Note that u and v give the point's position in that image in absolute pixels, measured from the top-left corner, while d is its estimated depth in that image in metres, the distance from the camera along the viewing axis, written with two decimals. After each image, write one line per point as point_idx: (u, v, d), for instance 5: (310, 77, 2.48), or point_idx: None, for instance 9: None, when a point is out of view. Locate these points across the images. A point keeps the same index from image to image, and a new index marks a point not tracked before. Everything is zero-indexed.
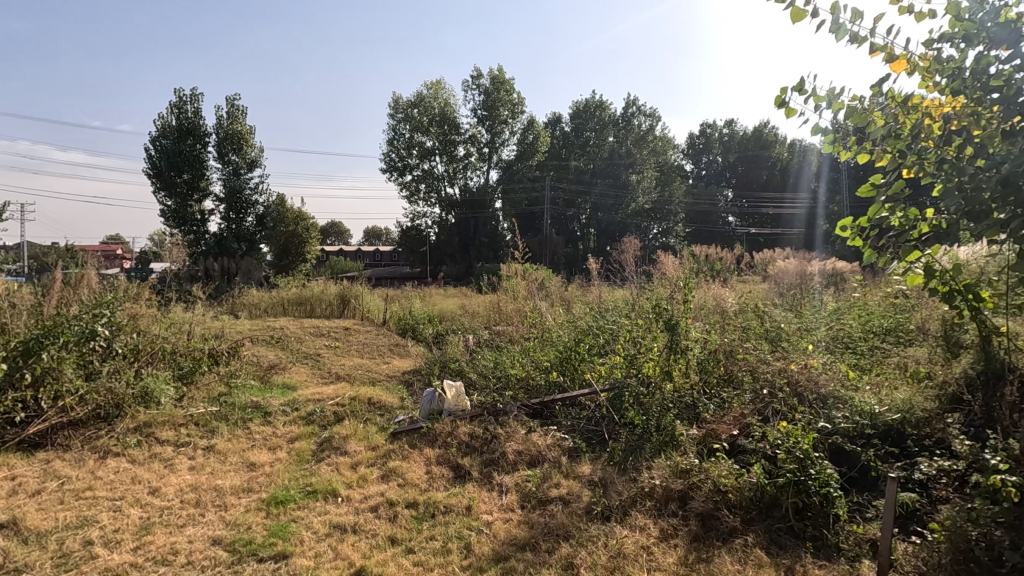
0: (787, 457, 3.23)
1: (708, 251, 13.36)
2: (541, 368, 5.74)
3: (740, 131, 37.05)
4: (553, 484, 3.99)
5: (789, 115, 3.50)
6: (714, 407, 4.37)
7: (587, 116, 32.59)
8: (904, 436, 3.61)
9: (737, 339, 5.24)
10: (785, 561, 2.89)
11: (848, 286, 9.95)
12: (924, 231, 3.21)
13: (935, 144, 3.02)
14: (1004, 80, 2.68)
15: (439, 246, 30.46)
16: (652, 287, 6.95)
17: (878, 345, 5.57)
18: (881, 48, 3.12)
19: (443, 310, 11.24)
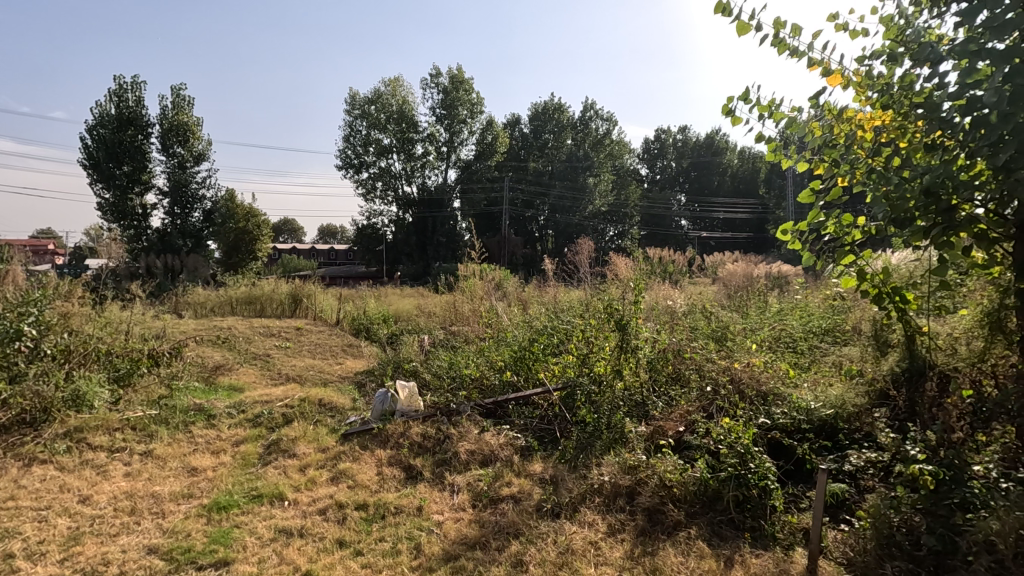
0: (729, 452, 3.40)
1: (661, 253, 13.70)
2: (496, 367, 5.76)
3: (693, 138, 38.19)
4: (504, 483, 4.01)
5: (735, 123, 3.68)
6: (663, 404, 4.50)
7: (546, 117, 32.85)
8: (837, 430, 3.82)
9: (686, 339, 5.40)
10: (726, 552, 3.00)
11: (790, 288, 10.42)
12: (856, 237, 3.42)
13: (866, 155, 3.22)
14: (926, 97, 2.89)
15: (396, 246, 30.10)
16: (606, 288, 7.10)
17: (815, 344, 5.86)
18: (819, 62, 3.32)
19: (399, 310, 11.10)
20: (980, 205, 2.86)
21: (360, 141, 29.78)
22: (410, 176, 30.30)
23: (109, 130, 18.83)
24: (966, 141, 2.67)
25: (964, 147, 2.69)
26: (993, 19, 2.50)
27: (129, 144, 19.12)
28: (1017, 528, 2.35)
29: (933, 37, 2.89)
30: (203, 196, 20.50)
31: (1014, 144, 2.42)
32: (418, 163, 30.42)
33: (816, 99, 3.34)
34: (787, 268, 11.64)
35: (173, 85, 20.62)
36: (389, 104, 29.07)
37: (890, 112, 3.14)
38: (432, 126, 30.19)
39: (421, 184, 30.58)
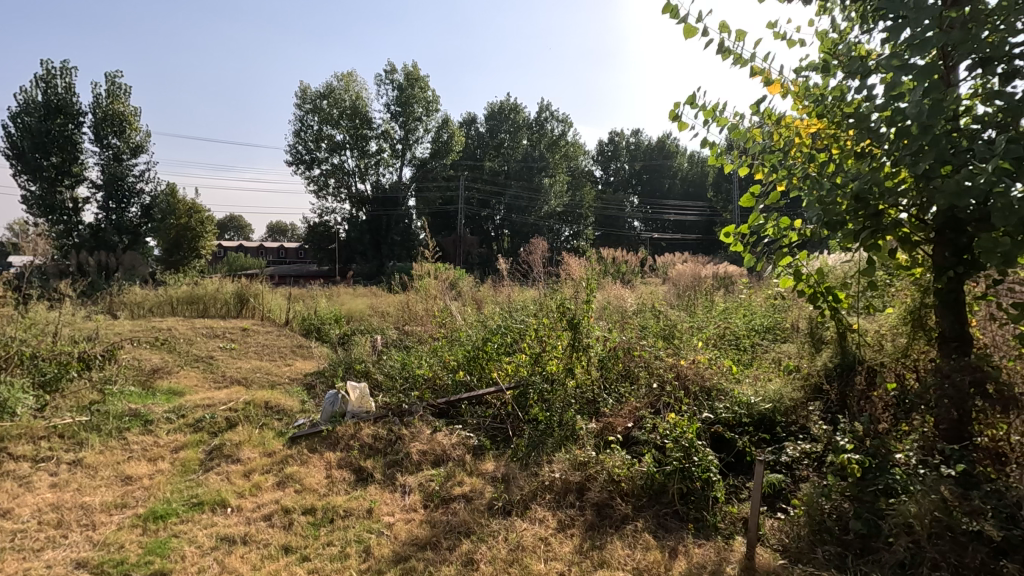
0: (674, 446, 3.55)
1: (614, 253, 13.93)
2: (449, 367, 5.74)
3: (646, 141, 39.12)
4: (456, 483, 4.00)
5: (682, 127, 3.81)
6: (613, 401, 4.60)
7: (502, 117, 33.27)
8: (775, 423, 4.02)
9: (636, 337, 5.53)
10: (670, 543, 3.10)
11: (735, 288, 10.82)
12: (793, 239, 3.62)
13: (802, 161, 3.39)
14: (856, 107, 3.08)
15: (349, 243, 29.70)
16: (559, 288, 7.18)
17: (757, 342, 6.13)
18: (760, 71, 3.47)
19: (352, 309, 10.88)
20: (903, 210, 3.07)
21: (311, 136, 29.01)
22: (364, 174, 29.74)
23: (35, 118, 17.62)
24: (891, 150, 2.86)
25: (889, 155, 2.88)
26: (915, 37, 2.69)
27: (58, 133, 17.93)
28: (933, 510, 2.55)
29: (863, 51, 3.08)
30: (141, 190, 19.42)
31: (932, 154, 2.61)
32: (372, 160, 29.86)
33: (758, 107, 3.50)
34: (733, 268, 12.08)
35: (107, 72, 19.44)
36: (342, 100, 28.42)
37: (824, 120, 3.32)
38: (386, 122, 29.71)
39: (375, 182, 30.05)
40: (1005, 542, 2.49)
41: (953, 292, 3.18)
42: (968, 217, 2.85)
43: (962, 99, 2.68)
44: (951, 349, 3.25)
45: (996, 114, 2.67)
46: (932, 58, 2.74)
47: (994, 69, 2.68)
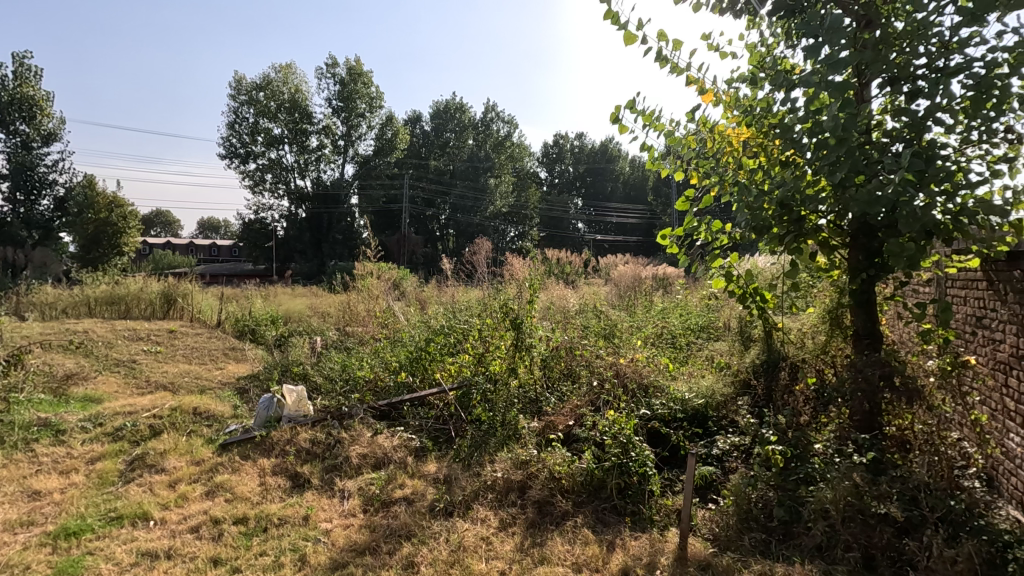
0: (613, 443, 3.67)
1: (558, 253, 14.12)
2: (391, 368, 5.64)
3: (589, 144, 39.94)
4: (397, 485, 3.94)
5: (622, 131, 3.92)
6: (555, 400, 4.67)
7: (448, 116, 33.23)
8: (707, 417, 4.21)
9: (577, 337, 5.63)
10: (608, 537, 3.18)
11: (673, 290, 11.21)
12: (724, 242, 3.81)
13: (733, 167, 3.57)
14: (780, 119, 3.28)
15: (288, 241, 28.74)
16: (503, 288, 7.21)
17: (692, 341, 6.39)
18: (695, 79, 3.63)
19: (290, 310, 10.49)
20: (823, 217, 3.30)
21: (246, 129, 27.77)
22: (303, 170, 28.76)
23: None
24: (811, 160, 3.07)
25: (810, 165, 3.08)
26: (832, 55, 2.88)
27: None
28: (846, 495, 2.75)
29: (788, 66, 3.27)
30: (55, 182, 18.09)
31: (847, 164, 2.82)
32: (312, 156, 28.91)
33: (692, 115, 3.66)
34: (672, 269, 12.52)
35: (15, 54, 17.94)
36: (280, 92, 27.38)
37: (753, 130, 3.51)
38: (327, 117, 28.83)
39: (315, 178, 29.12)
40: (907, 522, 2.71)
41: (866, 293, 3.44)
42: (878, 224, 3.10)
43: (874, 114, 2.90)
44: (864, 345, 3.51)
45: (902, 129, 2.91)
46: (847, 76, 2.95)
47: (901, 87, 2.92)
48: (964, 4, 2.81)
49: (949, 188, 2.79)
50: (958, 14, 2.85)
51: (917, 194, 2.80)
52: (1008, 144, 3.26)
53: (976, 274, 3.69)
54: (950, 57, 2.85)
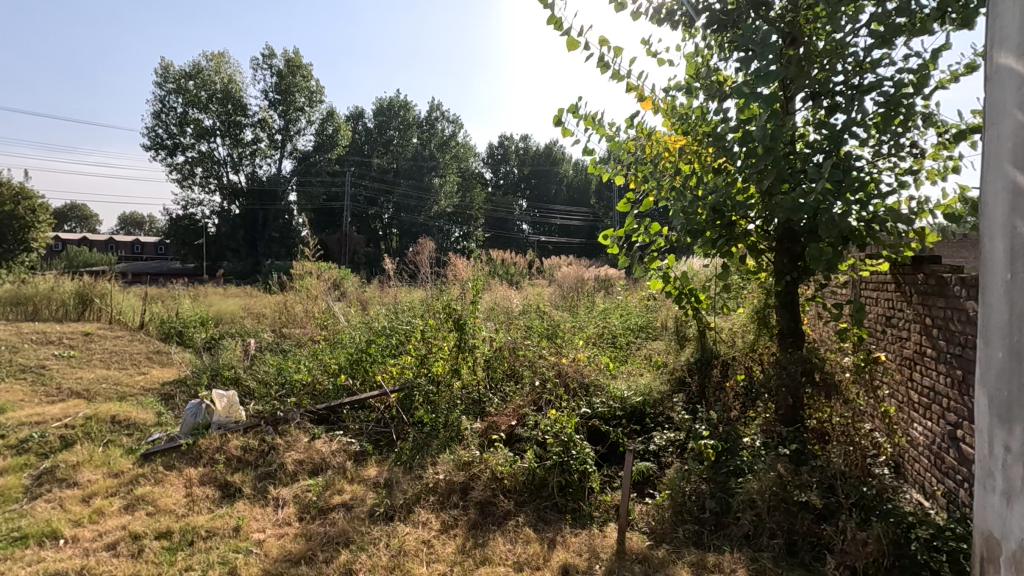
0: (555, 442, 3.74)
1: (503, 254, 14.14)
2: (330, 371, 5.47)
3: (534, 147, 40.33)
4: (335, 491, 3.83)
5: (565, 134, 3.99)
6: (498, 400, 4.69)
7: (391, 113, 32.64)
8: (645, 414, 4.36)
9: (521, 337, 5.67)
10: (549, 535, 3.22)
11: (614, 290, 11.49)
12: (662, 244, 3.95)
13: (669, 173, 3.72)
14: (712, 128, 3.43)
15: (220, 238, 27.33)
16: (446, 288, 7.15)
17: (632, 340, 6.59)
18: (634, 86, 3.74)
19: (221, 311, 9.97)
20: (752, 222, 3.49)
21: (174, 119, 26.21)
22: (237, 164, 27.45)
23: None
24: (741, 169, 3.23)
25: (740, 173, 3.25)
26: (761, 69, 3.05)
27: None
28: (771, 485, 2.92)
29: (721, 78, 3.44)
30: None
31: (773, 172, 2.99)
32: (246, 150, 27.64)
33: (632, 121, 3.77)
34: (613, 271, 12.80)
35: None
36: (212, 82, 26.02)
37: (689, 138, 3.67)
38: (263, 110, 27.65)
39: (250, 173, 27.85)
40: (826, 508, 2.89)
41: (790, 294, 3.67)
42: (800, 230, 3.31)
43: (797, 126, 3.09)
44: (788, 344, 3.74)
45: (823, 141, 3.12)
46: (774, 90, 3.13)
47: (821, 102, 3.13)
48: (876, 28, 3.04)
49: (863, 198, 3.02)
50: (871, 36, 3.07)
51: (834, 202, 3.01)
52: (913, 158, 3.56)
53: (886, 277, 4.00)
54: (864, 76, 3.08)
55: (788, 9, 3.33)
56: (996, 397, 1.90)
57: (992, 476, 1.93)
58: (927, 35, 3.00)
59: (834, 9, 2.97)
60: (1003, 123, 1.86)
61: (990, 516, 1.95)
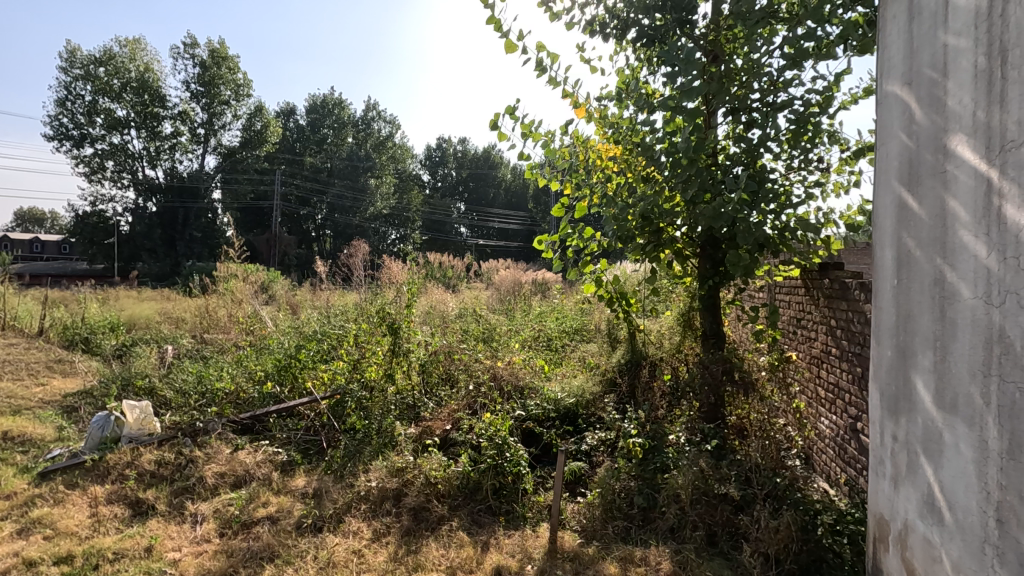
0: (489, 445, 3.76)
1: (441, 256, 14.02)
2: (255, 378, 5.19)
3: (472, 150, 40.35)
4: (260, 504, 3.66)
5: (501, 138, 4.04)
6: (433, 405, 4.64)
7: (325, 111, 31.66)
8: (577, 415, 4.46)
9: (457, 341, 5.64)
10: (482, 538, 3.23)
11: (551, 294, 11.66)
12: (595, 249, 4.08)
13: (601, 180, 3.84)
14: (640, 138, 3.58)
15: (134, 237, 25.44)
16: (381, 291, 7.01)
17: (566, 343, 6.71)
18: (569, 94, 3.84)
19: (135, 316, 9.27)
20: (678, 229, 3.66)
21: (81, 108, 24.17)
22: (154, 158, 25.69)
23: None
24: (667, 179, 3.39)
25: (666, 183, 3.42)
26: (685, 83, 3.22)
27: None
28: (693, 480, 3.09)
29: (650, 91, 3.60)
30: None
31: (696, 183, 3.18)
32: (164, 144, 25.90)
33: (567, 128, 3.87)
34: (550, 274, 12.98)
35: None
36: (125, 70, 24.21)
37: (620, 147, 3.80)
38: (183, 101, 26.03)
39: (170, 168, 26.15)
40: (743, 499, 3.06)
41: (712, 298, 3.88)
42: (721, 237, 3.52)
43: (718, 139, 3.29)
44: (710, 344, 3.95)
45: (741, 154, 3.32)
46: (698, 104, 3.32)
47: (740, 117, 3.34)
48: (788, 50, 3.28)
49: (775, 209, 3.26)
50: (783, 58, 3.31)
51: (751, 212, 3.22)
52: (820, 172, 3.86)
53: (797, 282, 4.31)
54: (777, 94, 3.31)
55: (710, 28, 3.52)
56: (886, 391, 2.10)
57: (883, 463, 2.13)
58: (831, 59, 3.27)
59: (751, 31, 3.19)
60: (892, 142, 2.04)
61: (881, 499, 2.15)
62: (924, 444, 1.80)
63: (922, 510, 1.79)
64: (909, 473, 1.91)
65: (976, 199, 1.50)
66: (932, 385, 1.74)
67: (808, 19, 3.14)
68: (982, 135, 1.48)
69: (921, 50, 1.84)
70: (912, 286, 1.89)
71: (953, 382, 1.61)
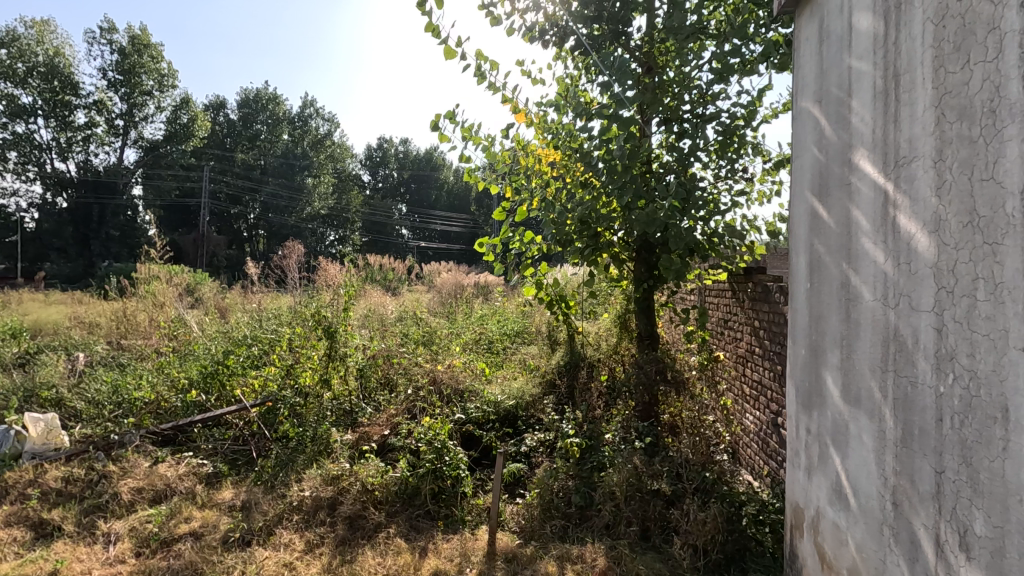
0: (428, 450, 3.72)
1: (381, 258, 13.76)
2: (178, 387, 4.88)
3: (414, 151, 39.88)
4: (182, 520, 3.45)
5: (442, 140, 4.02)
6: (371, 410, 4.55)
7: (258, 106, 30.34)
8: (517, 417, 4.50)
9: (397, 344, 5.56)
10: (421, 543, 3.19)
11: (493, 296, 11.70)
12: (535, 253, 4.15)
13: (540, 184, 3.90)
14: (578, 144, 3.67)
15: (40, 236, 23.38)
16: (317, 293, 6.79)
17: (507, 345, 6.76)
18: (509, 99, 3.88)
19: (41, 320, 8.52)
20: (615, 234, 3.78)
21: None
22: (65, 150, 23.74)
23: None
24: (605, 185, 3.48)
25: (603, 189, 3.52)
26: (620, 94, 3.34)
27: None
28: (628, 477, 3.20)
29: (588, 99, 3.70)
30: None
31: (631, 189, 3.31)
32: (77, 135, 23.99)
33: (507, 132, 3.90)
34: (492, 276, 13.02)
35: None
36: (31, 53, 22.22)
37: (559, 152, 3.87)
38: (99, 90, 24.19)
39: (83, 161, 24.24)
40: (673, 494, 3.19)
41: (646, 300, 4.03)
42: (655, 242, 3.66)
43: (652, 148, 3.42)
44: (645, 345, 4.09)
45: (673, 162, 3.47)
46: (632, 113, 3.43)
47: (672, 127, 3.48)
48: (716, 65, 3.45)
49: (704, 215, 3.43)
50: (712, 72, 3.49)
51: (682, 218, 3.36)
52: (746, 181, 4.09)
53: (724, 285, 4.54)
54: (706, 106, 3.48)
55: (644, 40, 3.66)
56: (801, 387, 2.25)
57: (799, 454, 2.28)
58: (754, 75, 3.47)
59: (681, 45, 3.33)
60: (806, 154, 2.19)
61: (797, 488, 2.30)
62: (833, 436, 1.94)
63: (831, 497, 1.93)
64: (820, 463, 2.05)
65: (875, 209, 1.64)
66: (839, 381, 1.89)
67: (733, 37, 3.33)
68: (880, 150, 1.62)
69: (830, 71, 1.99)
70: (822, 289, 2.03)
71: (857, 378, 1.75)
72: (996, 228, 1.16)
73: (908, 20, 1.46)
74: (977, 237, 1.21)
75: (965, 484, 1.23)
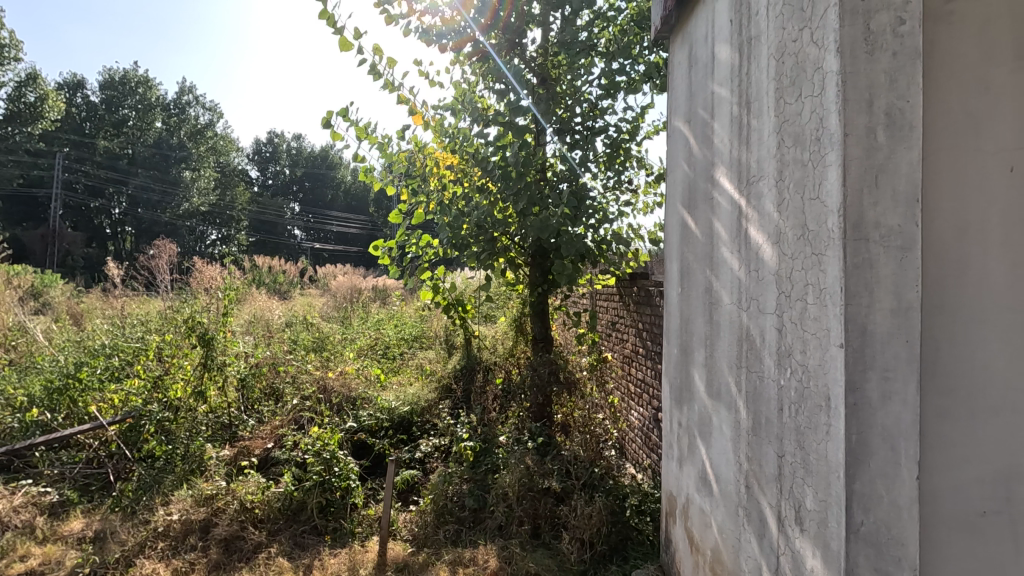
0: (316, 461, 3.55)
1: (269, 260, 12.91)
2: (16, 406, 4.25)
3: (308, 149, 37.99)
4: (16, 558, 2.99)
5: (335, 138, 3.88)
6: (254, 422, 4.29)
7: (125, 90, 27.10)
8: (412, 423, 4.40)
9: (284, 352, 5.26)
10: (305, 561, 3.03)
11: (392, 300, 11.42)
12: (431, 256, 4.10)
13: (438, 188, 3.93)
14: (475, 149, 3.72)
15: None
16: (193, 297, 6.23)
17: (404, 350, 6.64)
18: (406, 100, 3.82)
19: None
20: (512, 239, 3.81)
21: None
22: None
23: None
24: (500, 192, 3.55)
25: (499, 196, 3.58)
26: (514, 104, 3.47)
27: None
28: (520, 478, 3.28)
29: (484, 105, 3.75)
30: None
31: (525, 196, 3.41)
32: None
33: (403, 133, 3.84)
34: (391, 280, 12.71)
35: None
36: None
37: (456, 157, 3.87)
38: None
39: None
40: (563, 491, 3.30)
41: (541, 304, 4.14)
42: (549, 248, 3.78)
43: (545, 156, 3.56)
44: (539, 347, 4.21)
45: (565, 172, 3.64)
46: (526, 121, 3.53)
47: (566, 137, 3.57)
48: (604, 81, 3.66)
49: (593, 223, 3.62)
50: (601, 87, 3.68)
51: (574, 224, 3.53)
52: (631, 192, 4.35)
53: (612, 290, 4.81)
54: (596, 119, 3.67)
55: (539, 53, 3.76)
56: (674, 384, 2.43)
57: (672, 446, 2.46)
58: (639, 93, 3.71)
59: (573, 60, 3.50)
60: (678, 169, 2.38)
61: (671, 478, 2.48)
62: (700, 428, 2.12)
63: (699, 484, 2.11)
64: (689, 453, 2.23)
65: (732, 221, 1.82)
66: (704, 377, 2.06)
67: (620, 57, 3.54)
68: (735, 168, 1.80)
69: (696, 94, 2.18)
70: (691, 293, 2.22)
71: (718, 374, 1.93)
72: (820, 241, 1.33)
73: (756, 54, 1.65)
74: (807, 248, 1.39)
75: (799, 465, 1.40)
